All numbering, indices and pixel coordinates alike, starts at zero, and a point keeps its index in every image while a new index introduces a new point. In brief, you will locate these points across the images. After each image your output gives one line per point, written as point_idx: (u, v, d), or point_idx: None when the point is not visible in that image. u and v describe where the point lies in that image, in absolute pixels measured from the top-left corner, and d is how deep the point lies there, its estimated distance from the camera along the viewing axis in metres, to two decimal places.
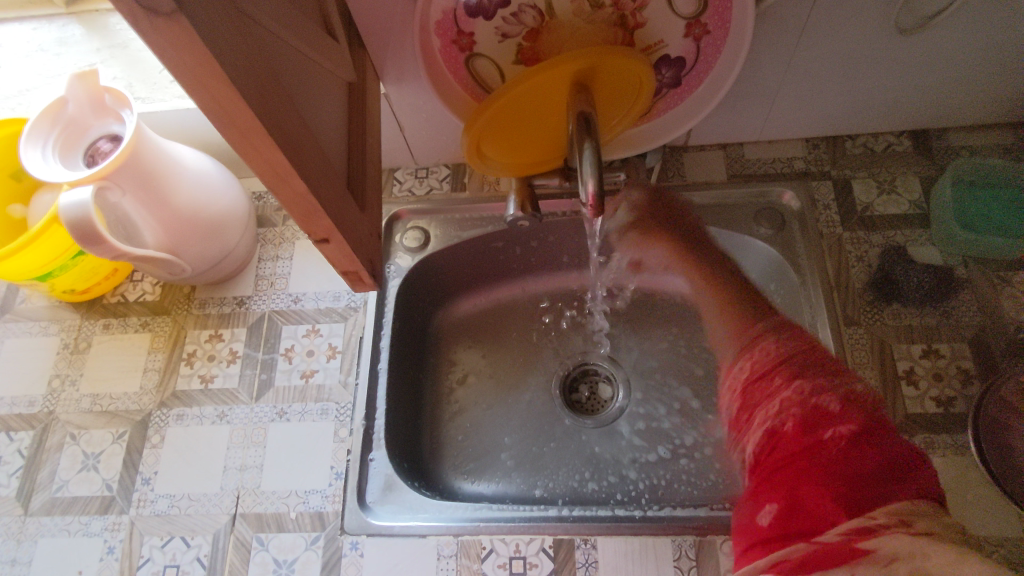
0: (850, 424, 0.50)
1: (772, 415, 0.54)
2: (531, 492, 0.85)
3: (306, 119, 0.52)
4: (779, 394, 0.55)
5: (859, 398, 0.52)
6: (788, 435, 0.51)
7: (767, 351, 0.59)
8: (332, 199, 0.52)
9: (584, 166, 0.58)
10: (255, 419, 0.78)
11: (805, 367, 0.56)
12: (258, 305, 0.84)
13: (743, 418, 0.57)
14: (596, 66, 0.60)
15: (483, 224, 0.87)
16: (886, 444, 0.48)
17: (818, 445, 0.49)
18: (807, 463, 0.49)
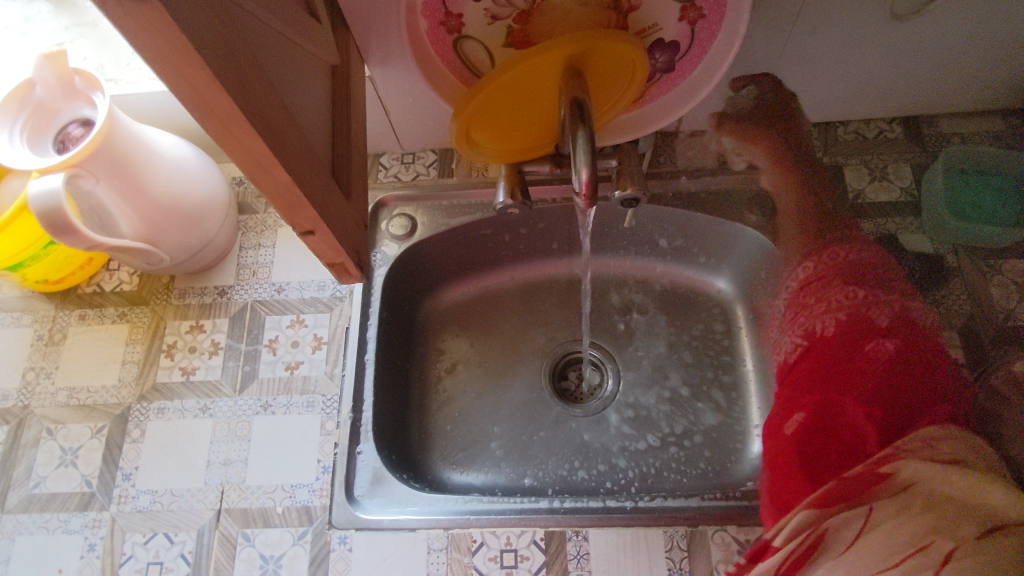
0: (894, 343, 0.64)
1: (818, 320, 0.70)
2: (520, 482, 0.84)
3: (288, 106, 0.50)
4: (833, 300, 0.71)
5: (908, 317, 0.68)
6: (835, 337, 0.67)
7: (834, 258, 0.74)
8: (317, 189, 0.50)
9: (578, 153, 0.56)
10: (239, 412, 0.76)
11: (861, 277, 0.72)
12: (241, 295, 0.82)
13: (795, 314, 0.75)
14: (589, 51, 0.58)
15: (471, 211, 0.85)
16: (919, 369, 0.63)
17: (857, 352, 0.65)
18: (839, 367, 0.64)
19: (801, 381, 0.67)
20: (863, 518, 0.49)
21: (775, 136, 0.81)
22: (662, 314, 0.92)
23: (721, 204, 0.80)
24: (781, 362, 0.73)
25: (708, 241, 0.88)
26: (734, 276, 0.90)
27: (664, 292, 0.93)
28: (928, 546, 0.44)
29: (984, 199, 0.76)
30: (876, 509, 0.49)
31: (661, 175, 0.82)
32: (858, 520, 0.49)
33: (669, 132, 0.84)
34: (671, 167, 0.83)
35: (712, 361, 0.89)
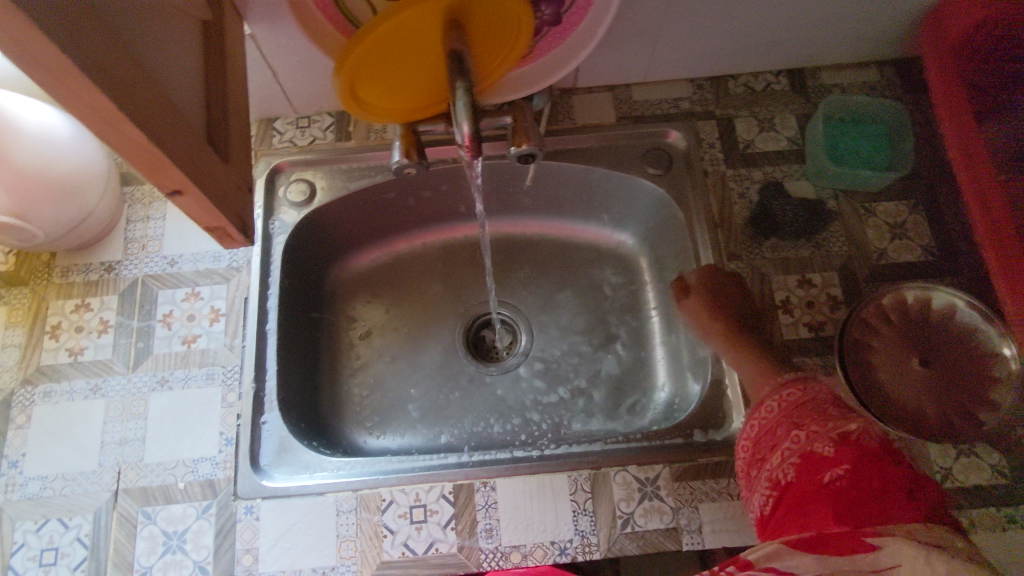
0: (845, 466, 0.51)
1: (774, 468, 0.56)
2: (436, 441, 0.85)
3: (145, 60, 0.47)
4: (781, 449, 0.57)
5: (855, 435, 0.53)
6: (794, 487, 0.54)
7: (771, 410, 0.61)
8: (184, 146, 0.48)
9: (458, 108, 0.57)
10: (132, 391, 0.73)
11: (805, 415, 0.57)
12: (130, 270, 0.78)
13: (753, 471, 0.60)
14: (467, 4, 0.58)
15: (372, 174, 0.84)
16: (887, 476, 0.50)
17: (817, 491, 0.51)
18: (816, 510, 0.51)
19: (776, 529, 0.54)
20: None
21: (708, 293, 0.73)
22: (570, 270, 0.94)
23: (618, 157, 0.83)
24: (759, 516, 0.58)
25: (610, 198, 0.89)
26: (636, 231, 0.92)
27: (572, 248, 0.95)
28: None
29: (859, 147, 0.79)
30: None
31: (562, 131, 0.84)
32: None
33: (567, 90, 0.86)
34: (570, 124, 0.84)
35: (619, 314, 0.91)
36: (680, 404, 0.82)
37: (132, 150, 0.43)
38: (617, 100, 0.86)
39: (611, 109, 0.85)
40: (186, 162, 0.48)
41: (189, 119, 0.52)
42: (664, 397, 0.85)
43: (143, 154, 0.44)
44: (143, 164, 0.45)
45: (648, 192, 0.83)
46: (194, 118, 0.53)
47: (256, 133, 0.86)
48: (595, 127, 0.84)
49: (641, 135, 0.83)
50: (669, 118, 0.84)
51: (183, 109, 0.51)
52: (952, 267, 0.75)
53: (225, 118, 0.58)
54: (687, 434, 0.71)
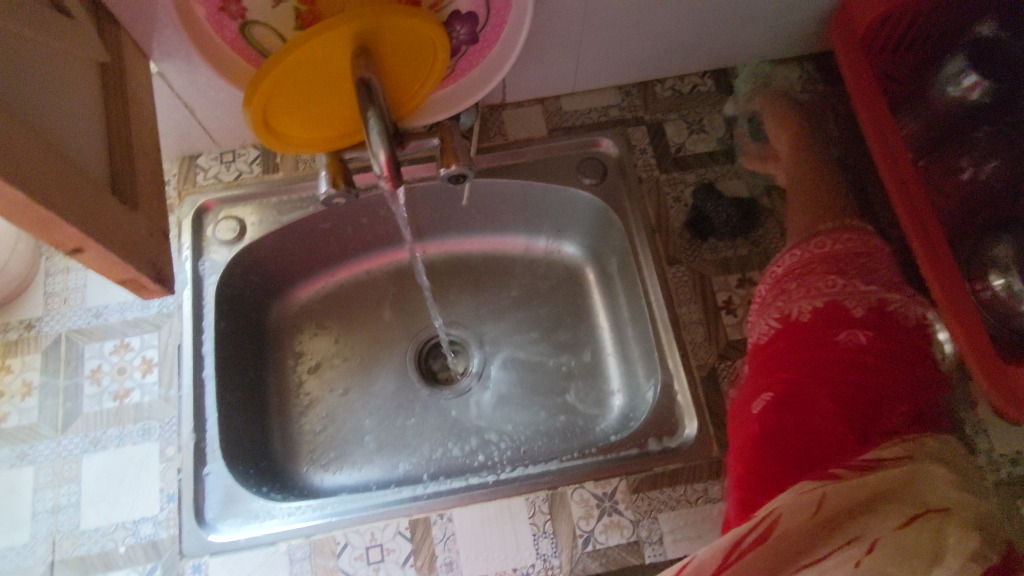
0: (864, 333, 0.61)
1: (795, 303, 0.65)
2: (394, 473, 0.83)
3: (23, 111, 0.44)
4: (811, 286, 0.65)
5: (888, 307, 0.63)
6: (807, 326, 0.63)
7: (818, 247, 0.68)
8: (78, 198, 0.45)
9: (373, 137, 0.55)
10: (63, 454, 0.69)
11: (847, 265, 0.66)
12: (51, 326, 0.74)
13: (768, 297, 0.69)
14: (375, 29, 0.56)
15: (303, 205, 0.81)
16: (897, 354, 0.60)
17: (831, 344, 0.61)
18: (822, 361, 0.60)
19: (769, 356, 0.64)
20: (814, 506, 0.46)
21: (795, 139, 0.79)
22: (518, 285, 0.94)
23: (553, 170, 0.82)
24: (752, 342, 0.68)
25: (550, 210, 0.89)
26: (580, 241, 0.92)
27: (518, 264, 0.94)
28: (863, 539, 0.44)
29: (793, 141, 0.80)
30: (826, 498, 0.47)
31: (494, 148, 0.83)
32: (805, 511, 0.46)
33: (496, 105, 0.86)
34: (502, 140, 0.84)
35: (569, 325, 0.91)
36: (635, 413, 0.82)
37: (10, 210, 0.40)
38: (547, 112, 0.85)
39: (542, 122, 0.85)
40: (80, 214, 0.45)
41: (86, 168, 0.49)
42: (619, 407, 0.85)
43: (26, 211, 0.41)
44: (29, 223, 0.42)
45: (586, 202, 0.83)
46: (91, 167, 0.50)
47: (178, 172, 0.83)
48: (528, 141, 0.83)
49: (574, 146, 0.83)
50: (600, 126, 0.84)
51: (77, 158, 0.48)
52: (885, 253, 0.77)
53: (130, 165, 0.55)
54: (641, 443, 0.71)
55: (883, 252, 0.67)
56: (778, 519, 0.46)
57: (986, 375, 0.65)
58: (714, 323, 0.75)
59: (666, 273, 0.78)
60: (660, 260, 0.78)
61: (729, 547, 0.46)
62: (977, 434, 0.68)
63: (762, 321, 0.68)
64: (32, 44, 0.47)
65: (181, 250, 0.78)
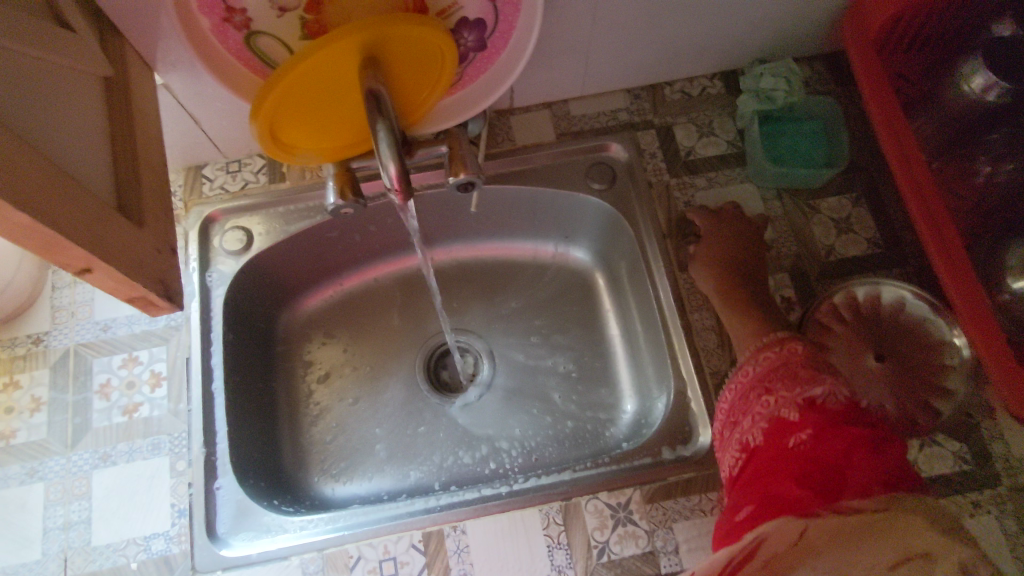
0: (807, 430, 0.53)
1: (745, 431, 0.58)
2: (405, 482, 0.83)
3: (25, 130, 0.43)
4: (750, 411, 0.59)
5: (819, 400, 0.55)
6: (761, 451, 0.55)
7: (745, 375, 0.62)
8: (81, 217, 0.44)
9: (381, 149, 0.54)
10: (73, 470, 0.69)
11: (775, 380, 0.59)
12: (60, 340, 0.74)
13: (726, 434, 0.62)
14: (382, 39, 0.55)
15: (310, 215, 0.80)
16: (854, 433, 0.51)
17: (784, 452, 0.53)
18: (780, 472, 0.51)
19: (743, 484, 0.55)
20: (795, 535, 0.45)
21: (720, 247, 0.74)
22: (527, 291, 0.93)
23: (562, 176, 0.82)
24: (727, 478, 0.60)
25: (559, 215, 0.88)
26: (589, 245, 0.92)
27: (526, 269, 0.93)
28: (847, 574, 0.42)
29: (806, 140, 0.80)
30: (808, 530, 0.45)
31: (502, 154, 0.82)
32: (790, 537, 0.46)
33: (504, 111, 0.85)
34: (510, 145, 0.83)
35: (579, 331, 0.90)
36: (646, 421, 0.81)
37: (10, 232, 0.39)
38: (555, 117, 0.84)
39: (550, 127, 0.84)
40: (83, 233, 0.44)
41: (89, 185, 0.48)
42: (630, 414, 0.84)
43: (27, 232, 0.40)
44: (32, 243, 0.41)
45: (595, 208, 0.82)
46: (94, 184, 0.49)
47: (183, 183, 0.82)
48: (536, 146, 0.83)
49: (583, 150, 0.82)
50: (609, 131, 0.83)
51: (80, 175, 0.48)
52: (898, 256, 0.76)
53: (136, 180, 0.54)
54: (655, 452, 0.69)
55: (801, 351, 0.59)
56: (763, 541, 0.46)
57: (1005, 382, 0.63)
58: (727, 329, 0.74)
59: (677, 278, 0.77)
60: (671, 266, 0.77)
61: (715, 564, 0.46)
62: (996, 439, 0.67)
63: (728, 461, 0.60)
64: (34, 63, 0.46)
65: (188, 262, 0.78)
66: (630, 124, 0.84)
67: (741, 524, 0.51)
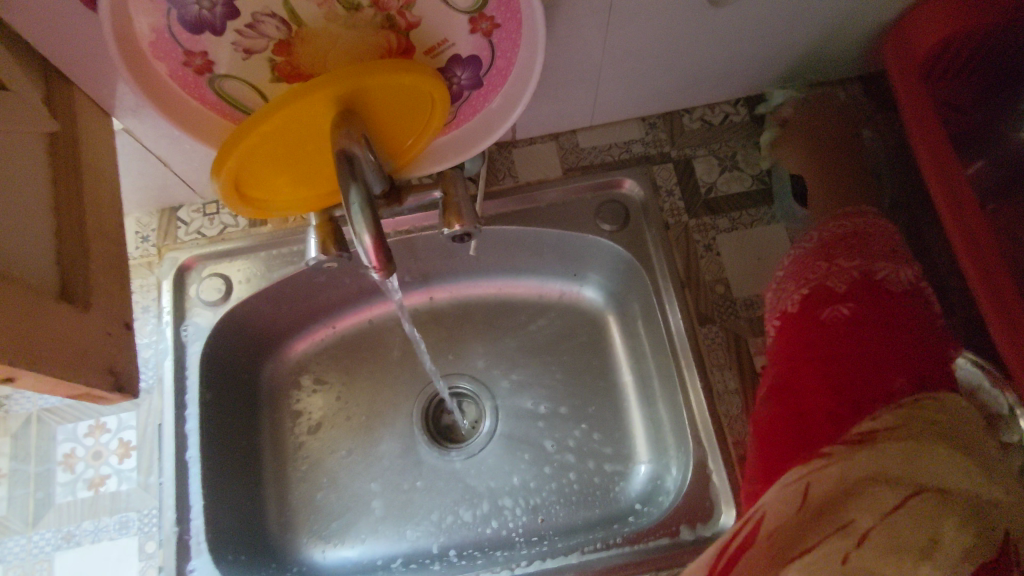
0: (850, 306, 0.57)
1: (784, 296, 0.62)
2: (399, 547, 0.76)
3: None
4: (802, 277, 0.61)
5: (878, 277, 0.58)
6: (794, 315, 0.60)
7: (811, 241, 0.63)
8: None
9: (353, 218, 0.48)
10: (33, 552, 0.63)
11: (838, 250, 0.61)
12: (21, 406, 0.68)
13: (774, 290, 0.64)
14: (359, 89, 0.49)
15: (293, 261, 0.73)
16: (888, 323, 0.56)
17: (818, 326, 0.58)
18: (812, 350, 0.57)
19: (776, 355, 0.60)
20: (796, 502, 0.46)
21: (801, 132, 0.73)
22: (531, 335, 0.85)
23: (568, 217, 0.75)
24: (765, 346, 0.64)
25: (566, 252, 0.81)
26: (600, 283, 0.84)
27: (531, 310, 0.86)
28: (851, 527, 0.44)
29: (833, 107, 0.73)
30: (810, 489, 0.47)
31: (503, 193, 0.75)
32: (792, 505, 0.46)
33: (506, 143, 0.77)
34: (513, 182, 0.76)
35: (589, 378, 0.83)
36: (663, 485, 0.75)
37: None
38: (562, 150, 0.77)
39: (556, 161, 0.76)
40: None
41: (13, 277, 0.42)
42: (645, 470, 0.77)
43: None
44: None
45: (606, 250, 0.75)
46: (19, 272, 0.43)
47: (157, 225, 0.75)
48: (541, 183, 0.75)
49: (592, 188, 0.75)
50: (621, 165, 0.76)
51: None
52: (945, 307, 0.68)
53: (82, 258, 0.48)
54: (674, 531, 0.63)
55: (876, 212, 0.64)
56: (763, 519, 0.47)
57: None
58: (752, 392, 0.67)
59: (697, 332, 0.69)
60: (690, 317, 0.70)
61: (716, 557, 0.46)
62: None
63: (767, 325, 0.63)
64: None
65: (161, 314, 0.71)
66: (645, 158, 0.76)
67: (758, 423, 0.58)
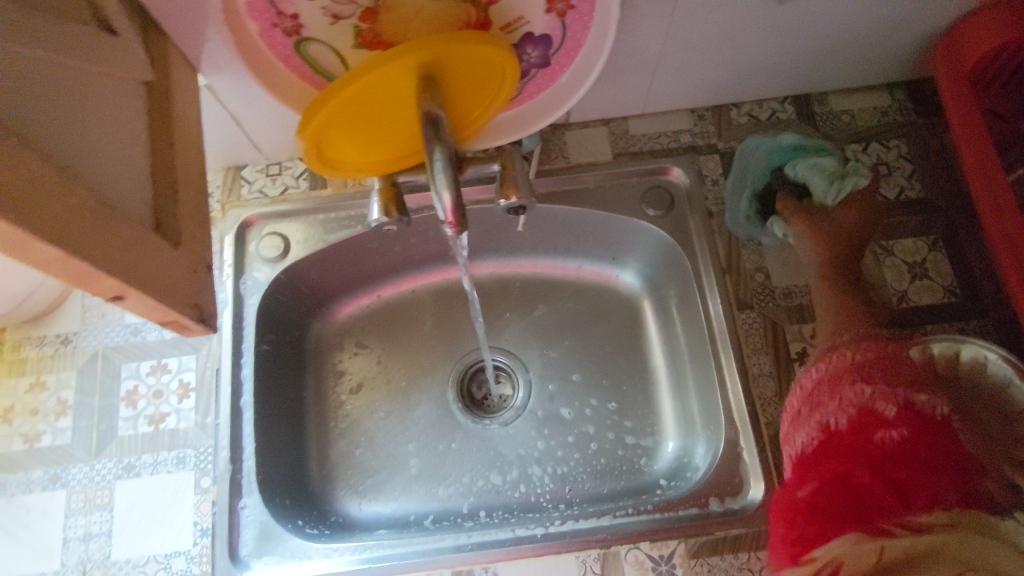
0: (899, 428, 0.54)
1: (827, 412, 0.58)
2: (431, 506, 0.80)
3: (55, 154, 0.40)
4: (841, 394, 0.58)
5: (918, 406, 0.56)
6: (841, 431, 0.56)
7: (845, 359, 0.61)
8: (103, 237, 0.41)
9: (437, 177, 0.51)
10: (95, 479, 0.67)
11: (876, 373, 0.58)
12: (89, 342, 0.72)
13: (801, 411, 0.61)
14: (441, 57, 0.52)
15: (350, 225, 0.77)
16: (940, 458, 0.53)
17: (868, 446, 0.54)
18: (860, 460, 0.53)
19: (807, 464, 0.56)
20: (875, 556, 0.45)
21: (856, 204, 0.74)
22: (567, 313, 0.88)
23: (615, 199, 0.77)
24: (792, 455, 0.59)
25: (609, 235, 0.84)
26: (639, 268, 0.87)
27: (569, 291, 0.89)
28: None
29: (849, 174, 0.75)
30: (888, 549, 0.45)
31: (554, 172, 0.78)
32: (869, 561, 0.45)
33: (559, 125, 0.80)
34: (564, 162, 0.79)
35: (623, 359, 0.85)
36: (689, 462, 0.78)
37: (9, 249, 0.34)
38: (613, 135, 0.80)
39: (607, 146, 0.79)
40: (111, 261, 0.41)
41: (119, 207, 0.45)
42: (672, 448, 0.80)
43: (28, 247, 0.35)
44: (45, 265, 0.37)
45: (650, 234, 0.78)
46: (125, 204, 0.46)
47: (223, 182, 0.79)
48: (591, 165, 0.78)
49: (640, 173, 0.78)
50: (668, 153, 0.79)
51: (107, 192, 0.44)
52: (977, 309, 0.70)
53: (174, 199, 0.52)
54: (702, 503, 0.66)
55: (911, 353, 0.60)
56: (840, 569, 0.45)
57: None
58: (785, 376, 0.70)
59: (735, 317, 0.72)
60: (729, 303, 0.73)
61: None
62: None
63: (797, 437, 0.59)
64: (54, 64, 0.43)
65: (223, 267, 0.75)
66: (692, 148, 0.79)
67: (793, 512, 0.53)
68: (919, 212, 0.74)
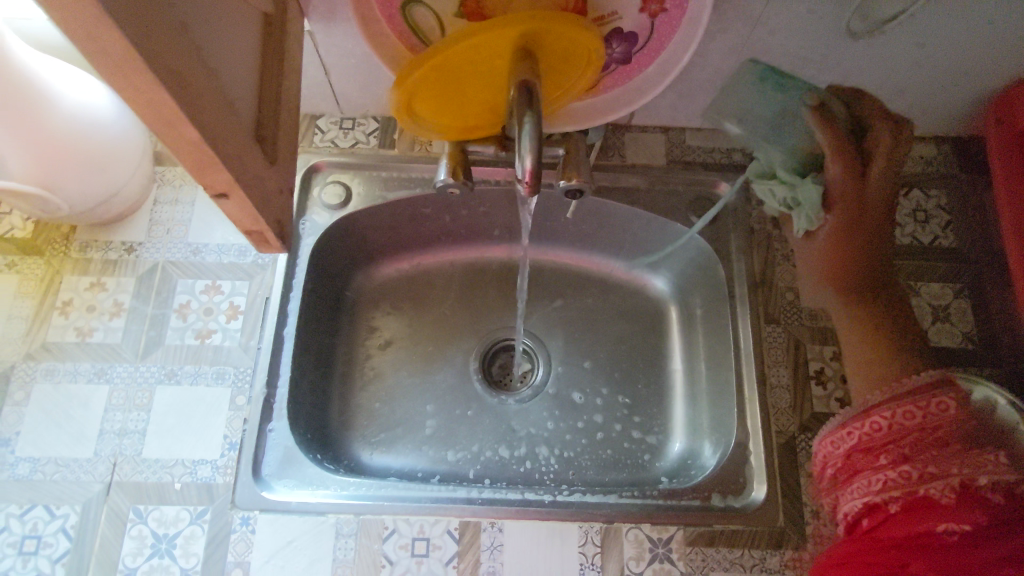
0: (956, 515, 0.55)
1: (876, 491, 0.58)
2: (440, 466, 0.82)
3: (203, 51, 0.44)
4: (878, 471, 0.59)
5: (975, 487, 0.55)
6: (896, 518, 0.57)
7: (876, 429, 0.60)
8: (224, 131, 0.44)
9: (523, 139, 0.55)
10: (138, 380, 0.71)
11: (914, 450, 0.58)
12: (151, 254, 0.76)
13: (841, 476, 0.62)
14: (541, 32, 0.57)
15: (410, 186, 0.81)
16: (1011, 543, 0.53)
17: (927, 537, 0.55)
18: (919, 551, 0.54)
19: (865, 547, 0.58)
20: None
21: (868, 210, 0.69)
22: (597, 307, 0.92)
23: (663, 203, 0.81)
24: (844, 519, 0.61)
25: (648, 239, 0.88)
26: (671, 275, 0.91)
27: (601, 287, 0.93)
28: None
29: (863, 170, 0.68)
30: None
31: (610, 168, 0.83)
32: None
33: (621, 126, 0.85)
34: (619, 161, 0.83)
35: (644, 357, 0.89)
36: (694, 463, 0.81)
37: (155, 122, 0.38)
38: (670, 144, 0.84)
39: (662, 152, 0.84)
40: (228, 159, 0.45)
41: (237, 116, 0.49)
42: (678, 448, 0.83)
43: (171, 124, 0.39)
44: (176, 145, 0.41)
45: (689, 241, 0.82)
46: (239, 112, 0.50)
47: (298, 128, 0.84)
48: (645, 168, 0.83)
49: (689, 183, 0.82)
50: (719, 169, 0.83)
51: (229, 97, 0.48)
52: (993, 358, 0.74)
53: (274, 123, 0.56)
54: (705, 496, 0.69)
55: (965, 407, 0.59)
56: None
57: None
58: (801, 391, 0.73)
59: (761, 329, 0.76)
60: (757, 316, 0.76)
61: None
62: None
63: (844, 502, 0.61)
64: None
65: None
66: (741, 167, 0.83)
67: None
68: (950, 261, 0.78)
